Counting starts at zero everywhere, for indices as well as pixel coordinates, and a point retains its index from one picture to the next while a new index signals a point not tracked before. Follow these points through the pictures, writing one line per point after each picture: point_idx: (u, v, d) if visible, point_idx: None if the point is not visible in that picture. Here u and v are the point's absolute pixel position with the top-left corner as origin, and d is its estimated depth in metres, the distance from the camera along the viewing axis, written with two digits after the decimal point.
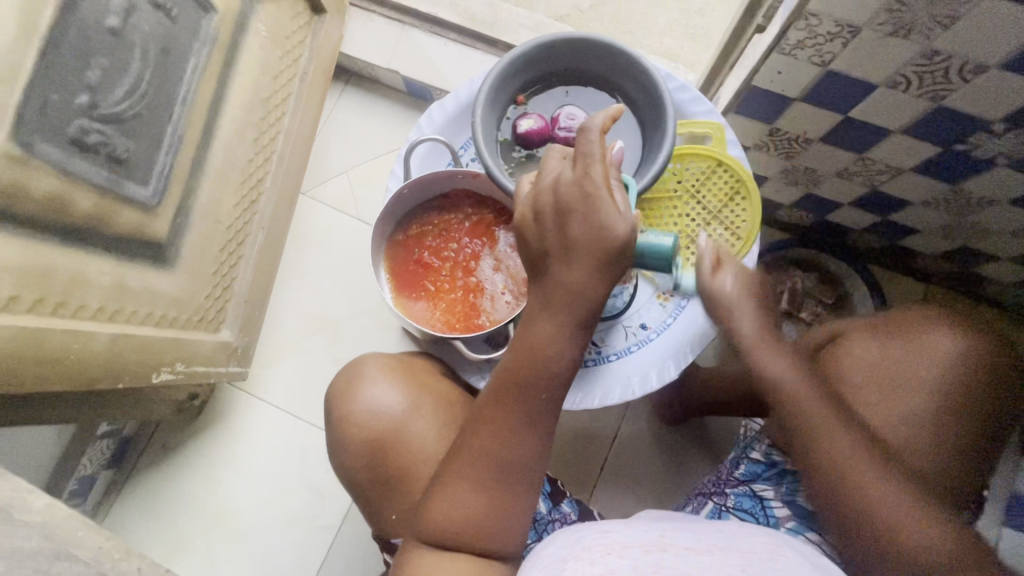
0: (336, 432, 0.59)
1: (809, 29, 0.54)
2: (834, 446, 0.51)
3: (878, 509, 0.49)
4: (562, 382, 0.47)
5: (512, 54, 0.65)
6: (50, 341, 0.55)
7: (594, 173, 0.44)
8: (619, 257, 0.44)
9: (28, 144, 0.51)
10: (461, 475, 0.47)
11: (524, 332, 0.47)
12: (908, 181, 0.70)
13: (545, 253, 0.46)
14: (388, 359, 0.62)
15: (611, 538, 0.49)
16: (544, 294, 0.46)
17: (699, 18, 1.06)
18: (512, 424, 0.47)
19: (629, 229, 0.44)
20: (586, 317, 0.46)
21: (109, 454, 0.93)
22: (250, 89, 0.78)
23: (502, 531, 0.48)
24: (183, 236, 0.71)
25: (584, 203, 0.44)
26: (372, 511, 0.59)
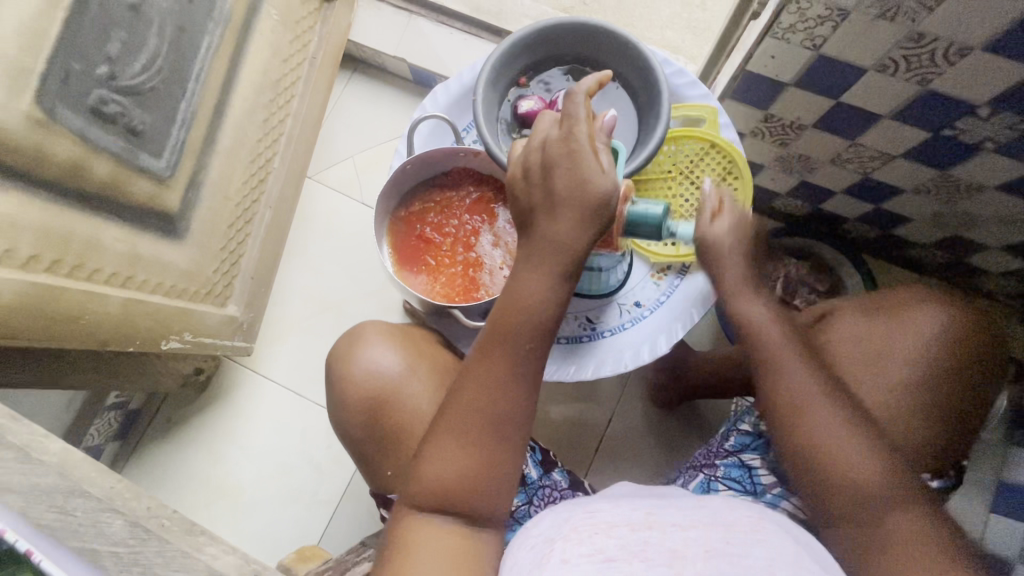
0: (335, 392, 0.61)
1: (800, 12, 0.56)
2: (809, 406, 0.54)
3: (817, 437, 0.53)
4: (543, 333, 0.49)
5: (515, 36, 0.68)
6: (66, 300, 0.57)
7: (581, 130, 0.48)
8: (600, 209, 0.48)
9: (51, 110, 0.53)
10: (450, 434, 0.48)
11: (513, 285, 0.49)
12: (899, 167, 0.72)
13: (533, 205, 0.50)
14: (387, 326, 0.65)
15: (598, 517, 0.49)
16: (532, 248, 0.49)
17: (700, 11, 1.08)
18: (498, 378, 0.48)
19: (610, 186, 0.48)
20: (569, 268, 0.49)
21: (116, 425, 0.95)
22: (260, 70, 0.80)
23: (491, 488, 0.48)
24: (193, 209, 0.73)
25: (569, 158, 0.48)
26: (371, 469, 0.62)
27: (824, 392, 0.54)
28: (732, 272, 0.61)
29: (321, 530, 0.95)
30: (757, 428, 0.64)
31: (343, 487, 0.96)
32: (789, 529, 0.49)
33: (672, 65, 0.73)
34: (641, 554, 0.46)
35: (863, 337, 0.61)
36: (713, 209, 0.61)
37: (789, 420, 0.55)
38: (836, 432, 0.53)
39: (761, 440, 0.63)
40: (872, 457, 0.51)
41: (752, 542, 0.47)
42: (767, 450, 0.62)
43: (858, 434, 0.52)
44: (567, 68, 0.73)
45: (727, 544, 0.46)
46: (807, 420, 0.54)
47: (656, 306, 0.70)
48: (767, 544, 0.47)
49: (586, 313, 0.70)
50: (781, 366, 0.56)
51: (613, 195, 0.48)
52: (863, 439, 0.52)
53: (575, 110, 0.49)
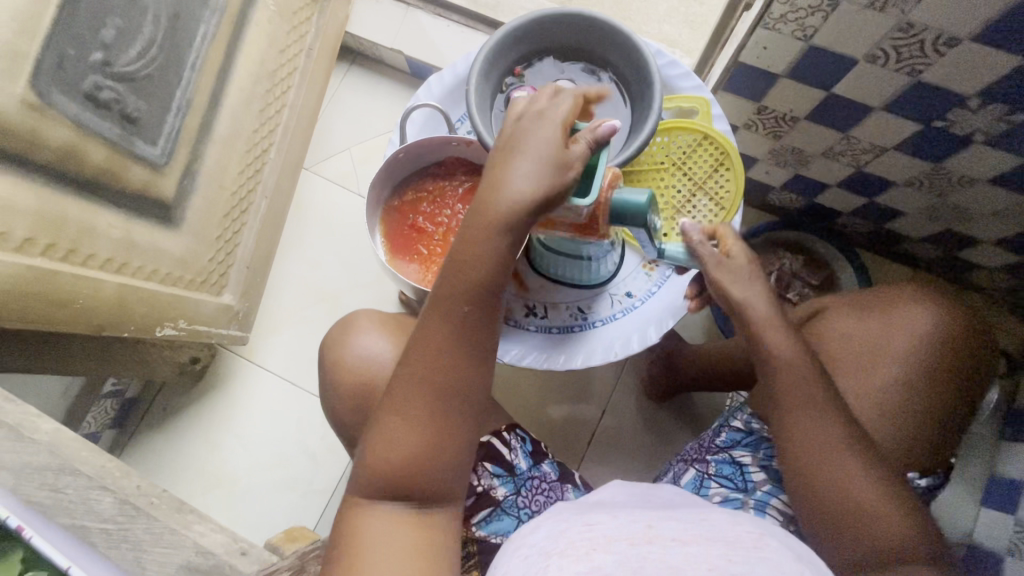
0: (328, 377, 0.62)
1: (790, 3, 0.56)
2: (837, 463, 0.53)
3: (844, 490, 0.52)
4: (485, 297, 0.49)
5: (508, 26, 0.68)
6: (60, 285, 0.58)
7: (556, 109, 0.49)
8: (556, 168, 0.47)
9: (45, 95, 0.54)
10: (400, 405, 0.48)
11: (452, 249, 0.49)
12: (891, 160, 0.72)
13: (492, 168, 0.50)
14: (380, 314, 0.65)
15: (596, 531, 0.48)
16: (477, 207, 0.48)
17: (697, 5, 1.08)
18: (442, 344, 0.48)
19: (570, 159, 0.47)
20: (512, 228, 0.47)
21: (112, 413, 0.96)
22: (257, 60, 0.80)
23: (436, 460, 0.48)
24: (189, 197, 0.73)
25: (539, 124, 0.49)
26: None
27: (852, 446, 0.53)
28: (756, 304, 0.57)
29: (316, 519, 0.96)
30: (749, 426, 0.64)
31: (337, 476, 0.97)
32: (786, 543, 0.48)
33: (665, 56, 0.73)
34: (639, 570, 0.43)
35: (860, 341, 0.60)
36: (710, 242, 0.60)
37: (804, 449, 0.54)
38: (864, 487, 0.52)
39: (751, 437, 0.64)
40: (896, 512, 0.51)
41: (755, 559, 0.44)
42: (757, 448, 0.63)
43: (880, 487, 0.52)
44: (561, 60, 0.73)
45: (728, 562, 0.44)
46: (837, 475, 0.52)
47: (647, 298, 0.70)
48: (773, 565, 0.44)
49: (578, 304, 0.71)
50: (812, 421, 0.54)
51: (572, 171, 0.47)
52: (889, 494, 0.52)
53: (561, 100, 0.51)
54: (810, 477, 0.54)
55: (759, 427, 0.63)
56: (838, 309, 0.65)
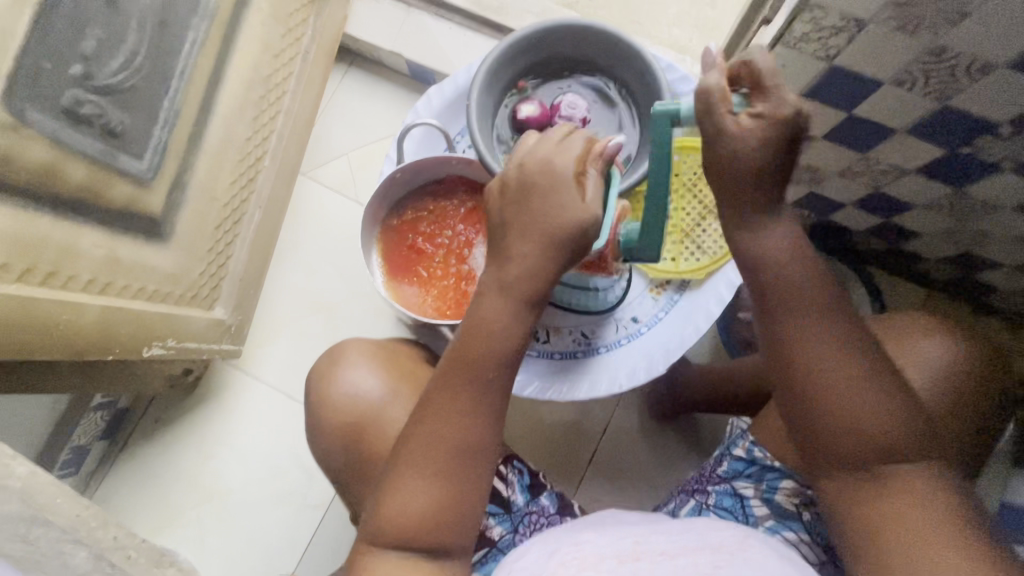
0: (314, 413, 0.60)
1: (814, 21, 0.53)
2: (850, 386, 0.49)
3: (853, 414, 0.48)
4: (509, 361, 0.47)
5: (513, 37, 0.65)
6: (41, 310, 0.55)
7: (567, 156, 0.45)
8: (573, 238, 0.44)
9: (21, 112, 0.51)
10: (414, 466, 0.46)
11: (474, 312, 0.47)
12: (911, 183, 0.69)
13: (502, 219, 0.47)
14: (371, 343, 0.63)
15: (584, 550, 0.48)
16: (500, 271, 0.46)
17: (709, 9, 1.04)
18: (460, 407, 0.46)
19: (587, 217, 0.44)
20: (538, 296, 0.46)
21: (103, 425, 0.93)
22: (249, 66, 0.77)
23: (452, 520, 0.46)
24: (178, 211, 0.71)
25: (549, 180, 0.45)
26: (350, 496, 0.59)
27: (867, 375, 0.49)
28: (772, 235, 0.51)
29: (311, 533, 0.94)
30: (751, 455, 0.60)
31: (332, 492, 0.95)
32: (777, 549, 0.49)
33: (678, 71, 0.70)
34: None
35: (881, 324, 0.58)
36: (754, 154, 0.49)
37: (812, 381, 0.49)
38: (876, 412, 0.48)
39: (755, 467, 0.60)
40: (910, 445, 0.48)
41: (739, 562, 0.46)
42: (760, 479, 0.59)
43: (896, 417, 0.48)
44: (568, 72, 0.70)
45: (715, 569, 0.46)
46: (849, 401, 0.48)
47: (653, 323, 0.68)
48: (756, 568, 0.45)
49: (582, 328, 0.68)
50: (829, 356, 0.49)
51: (591, 228, 0.44)
52: (906, 425, 0.48)
53: (569, 139, 0.47)
54: (818, 405, 0.49)
55: (762, 456, 0.59)
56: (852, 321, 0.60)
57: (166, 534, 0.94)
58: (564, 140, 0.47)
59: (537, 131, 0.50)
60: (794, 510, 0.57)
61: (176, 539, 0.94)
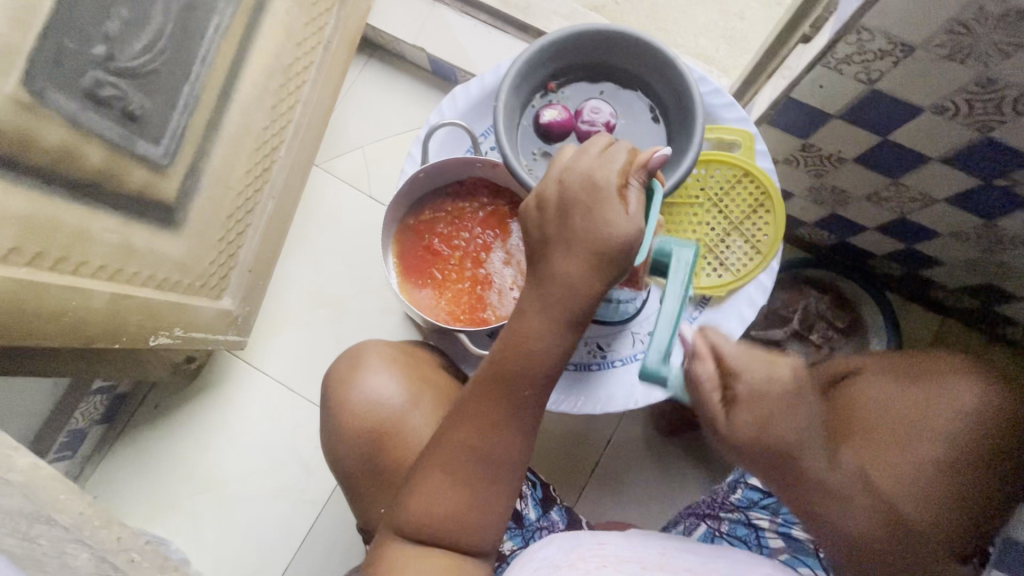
0: (332, 419, 0.58)
1: (859, 44, 0.52)
2: (808, 442, 0.48)
3: (813, 485, 0.48)
4: (548, 382, 0.46)
5: (543, 41, 0.64)
6: (50, 295, 0.54)
7: (609, 170, 0.43)
8: (619, 255, 0.43)
9: (40, 91, 0.49)
10: (443, 470, 0.45)
11: (513, 324, 0.45)
12: (939, 212, 0.68)
13: (544, 235, 0.45)
14: (389, 347, 0.62)
15: (606, 550, 0.50)
16: (543, 289, 0.44)
17: (738, 21, 1.03)
18: (495, 420, 0.45)
19: (632, 230, 0.42)
20: (578, 316, 0.45)
21: (102, 409, 0.92)
22: (271, 55, 0.76)
23: (485, 525, 0.46)
24: (192, 199, 0.69)
25: (590, 196, 0.43)
26: (361, 504, 0.58)
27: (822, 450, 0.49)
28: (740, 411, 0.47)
29: (305, 531, 0.93)
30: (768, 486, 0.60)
31: (332, 487, 0.94)
32: None
33: (710, 82, 0.69)
34: None
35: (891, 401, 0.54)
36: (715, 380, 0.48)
37: (789, 455, 0.47)
38: (830, 482, 0.48)
39: (771, 498, 0.59)
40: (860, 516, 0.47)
41: None
42: (776, 511, 0.58)
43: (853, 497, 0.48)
44: (596, 79, 0.70)
45: None
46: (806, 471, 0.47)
47: None
48: None
49: (597, 340, 0.67)
50: (790, 419, 0.47)
51: (637, 242, 0.42)
52: (857, 504, 0.47)
53: (608, 150, 0.45)
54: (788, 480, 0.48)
55: None
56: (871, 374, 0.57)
57: (160, 523, 0.93)
58: (603, 153, 0.45)
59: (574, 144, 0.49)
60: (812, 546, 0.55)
61: (169, 528, 0.93)
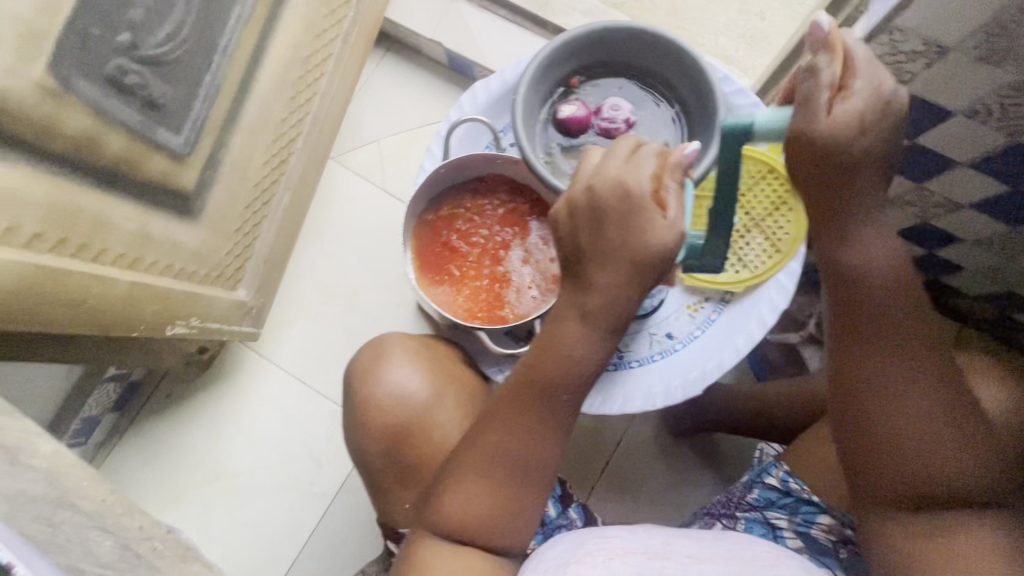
0: (356, 414, 0.59)
1: (892, 44, 0.52)
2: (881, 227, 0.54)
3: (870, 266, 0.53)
4: (585, 386, 0.46)
5: (566, 37, 0.63)
6: (72, 282, 0.54)
7: (642, 175, 0.42)
8: (658, 264, 0.42)
9: (66, 79, 0.49)
10: (478, 472, 0.46)
11: (550, 329, 0.46)
12: (964, 217, 0.67)
13: (578, 245, 0.44)
14: (410, 341, 0.62)
15: (612, 542, 0.49)
16: (581, 299, 0.44)
17: (758, 21, 1.02)
18: (531, 422, 0.46)
19: (673, 236, 0.41)
20: (613, 322, 0.45)
21: (115, 397, 0.92)
22: (290, 46, 0.75)
23: (521, 525, 0.47)
24: (209, 189, 0.69)
25: (625, 203, 0.42)
26: (383, 499, 0.59)
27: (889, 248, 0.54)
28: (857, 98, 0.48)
29: (313, 524, 0.93)
30: (786, 485, 0.59)
31: (341, 480, 0.94)
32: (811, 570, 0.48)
33: (733, 82, 0.68)
34: None
35: None
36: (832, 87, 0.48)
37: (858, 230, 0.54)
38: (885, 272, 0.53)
39: (789, 498, 0.58)
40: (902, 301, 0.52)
41: None
42: (794, 511, 0.58)
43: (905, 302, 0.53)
44: (617, 76, 0.69)
45: None
46: (867, 249, 0.54)
47: (689, 341, 0.66)
48: None
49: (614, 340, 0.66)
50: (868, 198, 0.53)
51: (676, 246, 0.42)
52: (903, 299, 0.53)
53: (638, 154, 0.43)
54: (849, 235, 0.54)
55: (797, 489, 0.58)
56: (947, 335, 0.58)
57: (170, 512, 0.93)
58: (633, 155, 0.43)
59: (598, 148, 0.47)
60: (831, 547, 0.55)
61: (180, 518, 0.93)
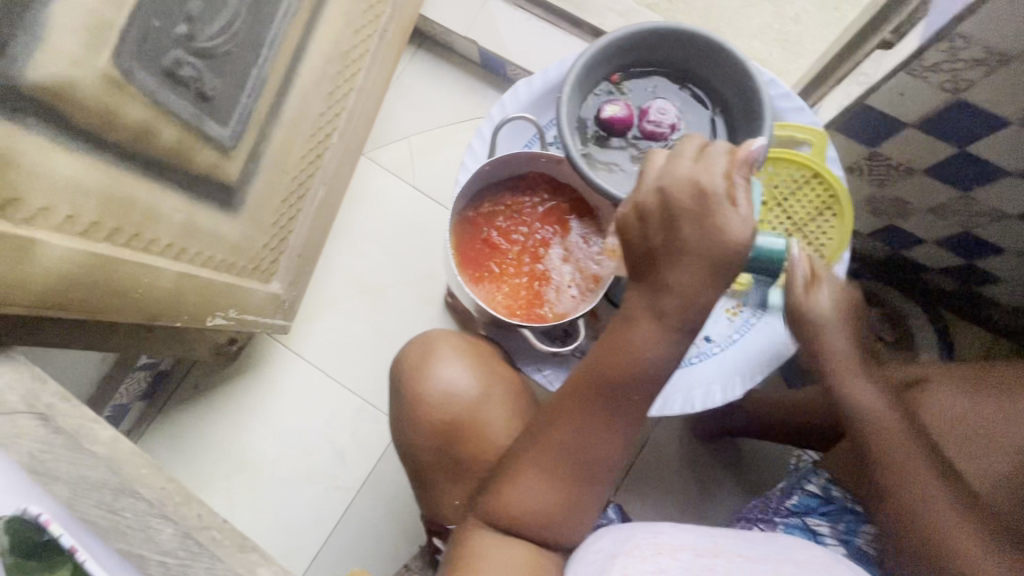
0: (406, 410, 0.59)
1: (952, 52, 0.51)
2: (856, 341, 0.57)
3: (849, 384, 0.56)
4: (651, 389, 0.47)
5: (612, 37, 0.63)
6: (123, 271, 0.55)
7: (714, 172, 0.42)
8: (733, 260, 0.42)
9: (128, 69, 0.49)
10: (537, 466, 0.49)
11: (619, 330, 0.46)
12: (1008, 228, 0.66)
13: (649, 243, 0.44)
14: (458, 338, 0.62)
15: (661, 538, 0.50)
16: (654, 298, 0.45)
17: (793, 25, 1.01)
18: (593, 421, 0.48)
19: (747, 231, 0.42)
20: (680, 322, 0.45)
21: (144, 386, 0.93)
22: (331, 40, 0.76)
23: (578, 519, 0.50)
24: (251, 182, 0.69)
25: (698, 200, 0.42)
26: (430, 496, 0.60)
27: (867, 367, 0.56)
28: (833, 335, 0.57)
29: (337, 517, 0.94)
30: (827, 493, 0.59)
31: (364, 475, 0.95)
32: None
33: (779, 86, 0.67)
34: None
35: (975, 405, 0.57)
36: (806, 279, 0.57)
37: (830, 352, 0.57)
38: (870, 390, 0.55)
39: (831, 506, 0.58)
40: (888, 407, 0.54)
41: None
42: (838, 519, 0.57)
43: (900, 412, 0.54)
44: (660, 78, 0.69)
45: None
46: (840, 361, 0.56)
47: (726, 344, 0.66)
48: None
49: None
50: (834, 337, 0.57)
51: (749, 242, 0.42)
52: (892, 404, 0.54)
53: (706, 151, 0.44)
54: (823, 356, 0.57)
55: (839, 496, 0.58)
56: (941, 381, 0.60)
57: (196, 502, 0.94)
58: (701, 154, 0.44)
59: (663, 149, 0.47)
60: (874, 555, 0.55)
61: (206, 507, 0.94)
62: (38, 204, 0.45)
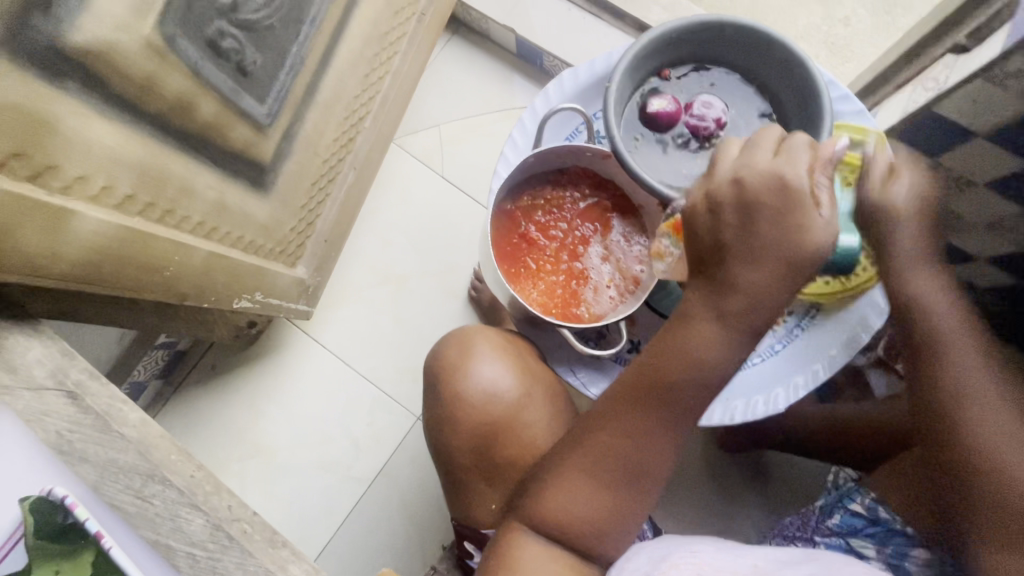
0: (445, 409, 0.60)
1: None
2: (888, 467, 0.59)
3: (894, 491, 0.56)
4: (703, 396, 0.45)
5: (666, 28, 0.61)
6: (155, 247, 0.53)
7: (797, 168, 0.40)
8: (808, 263, 0.41)
9: (171, 37, 0.47)
10: (582, 472, 0.47)
11: (674, 333, 0.44)
12: None
13: (719, 242, 0.42)
14: (497, 336, 0.63)
15: (701, 558, 0.47)
16: (716, 303, 0.43)
17: (843, 28, 0.98)
18: (644, 426, 0.46)
19: (827, 235, 0.40)
20: (741, 330, 0.43)
21: (162, 364, 0.92)
22: (370, 21, 0.73)
23: (622, 534, 0.48)
24: (283, 163, 0.67)
25: (780, 199, 0.40)
26: (466, 496, 0.61)
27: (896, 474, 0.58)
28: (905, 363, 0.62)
29: (349, 507, 0.92)
30: (874, 513, 0.57)
31: (378, 467, 0.93)
32: None
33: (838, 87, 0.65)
34: None
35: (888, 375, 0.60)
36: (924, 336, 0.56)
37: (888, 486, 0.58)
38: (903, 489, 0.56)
39: (877, 527, 0.56)
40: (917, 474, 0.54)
41: None
42: (884, 541, 0.55)
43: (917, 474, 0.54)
44: (711, 74, 0.66)
45: None
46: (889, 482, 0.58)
47: (768, 355, 0.64)
48: None
49: None
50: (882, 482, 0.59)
51: (826, 247, 0.41)
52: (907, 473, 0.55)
53: (786, 147, 0.42)
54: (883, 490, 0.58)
55: (887, 517, 0.56)
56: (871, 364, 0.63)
57: None
58: (781, 148, 0.42)
59: (732, 142, 0.45)
60: None
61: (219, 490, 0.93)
62: (75, 172, 0.44)
